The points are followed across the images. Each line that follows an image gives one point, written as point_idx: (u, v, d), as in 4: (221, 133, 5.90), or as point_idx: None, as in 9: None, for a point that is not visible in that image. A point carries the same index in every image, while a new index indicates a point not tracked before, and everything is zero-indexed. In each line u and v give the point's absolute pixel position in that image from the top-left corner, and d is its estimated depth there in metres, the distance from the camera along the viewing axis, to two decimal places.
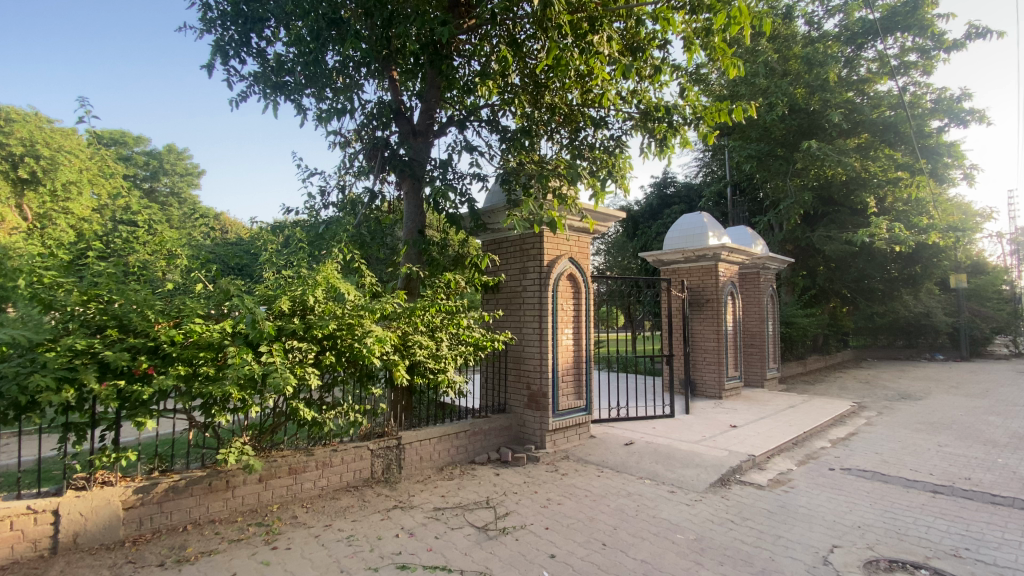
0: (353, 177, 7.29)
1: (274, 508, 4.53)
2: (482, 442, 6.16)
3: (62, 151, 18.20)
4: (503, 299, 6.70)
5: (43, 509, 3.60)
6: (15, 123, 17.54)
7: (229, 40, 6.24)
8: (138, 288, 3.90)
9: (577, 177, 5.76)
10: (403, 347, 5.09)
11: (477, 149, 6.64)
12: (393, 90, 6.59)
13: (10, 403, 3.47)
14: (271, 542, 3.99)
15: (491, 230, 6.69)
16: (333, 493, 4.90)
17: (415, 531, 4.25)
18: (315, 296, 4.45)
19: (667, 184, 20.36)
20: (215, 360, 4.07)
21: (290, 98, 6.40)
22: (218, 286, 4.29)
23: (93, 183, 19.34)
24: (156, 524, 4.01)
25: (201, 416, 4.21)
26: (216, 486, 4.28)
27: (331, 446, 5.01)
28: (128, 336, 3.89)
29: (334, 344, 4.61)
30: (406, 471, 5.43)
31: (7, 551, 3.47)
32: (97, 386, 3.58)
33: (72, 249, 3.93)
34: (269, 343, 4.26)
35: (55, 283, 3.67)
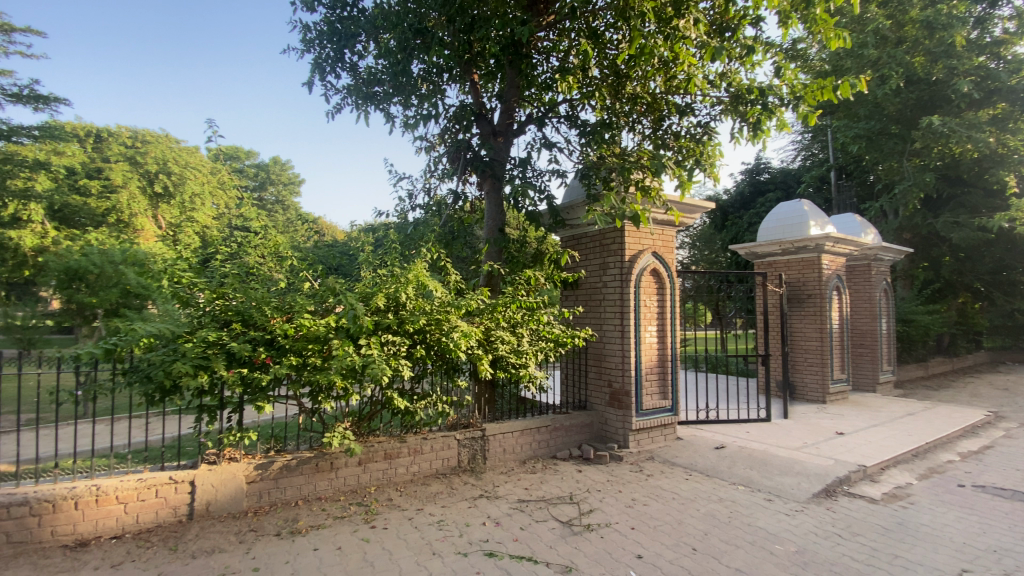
0: (437, 180, 7.57)
1: (372, 490, 4.86)
2: (564, 438, 6.16)
3: (189, 167, 20.63)
4: (582, 296, 6.65)
5: (182, 480, 4.14)
6: (151, 145, 20.34)
7: (326, 57, 6.75)
8: (256, 287, 4.35)
9: (662, 167, 5.57)
10: (487, 343, 5.23)
11: (556, 146, 6.62)
12: (474, 93, 6.74)
13: (157, 387, 4.03)
14: (370, 521, 4.29)
15: (570, 225, 6.66)
16: (424, 479, 5.16)
17: (501, 521, 4.36)
18: (407, 293, 4.71)
19: (760, 170, 18.97)
20: (322, 352, 4.45)
21: (379, 108, 6.81)
22: (324, 284, 4.64)
23: (213, 195, 21.80)
24: (272, 498, 4.46)
25: (309, 402, 4.63)
26: (322, 467, 4.67)
27: (421, 434, 5.27)
28: (249, 330, 4.38)
29: (424, 339, 4.91)
30: (490, 462, 5.58)
31: (154, 515, 4.04)
32: (226, 373, 4.08)
33: (201, 252, 4.48)
34: (368, 337, 4.57)
35: (191, 283, 4.23)
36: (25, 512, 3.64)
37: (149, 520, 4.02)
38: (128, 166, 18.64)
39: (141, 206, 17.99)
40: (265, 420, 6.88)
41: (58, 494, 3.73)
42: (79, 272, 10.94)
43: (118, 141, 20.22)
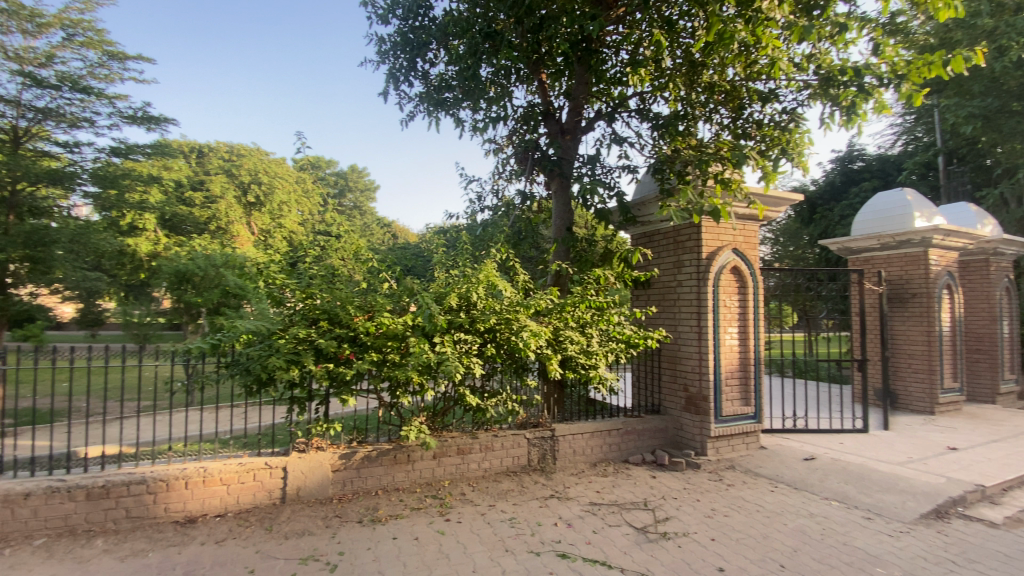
0: (506, 181, 7.65)
1: (445, 483, 4.99)
2: (636, 442, 5.99)
3: (277, 177, 22.40)
4: (656, 295, 6.43)
5: (275, 466, 4.47)
6: (245, 158, 22.29)
7: (400, 67, 7.03)
8: (341, 287, 4.62)
9: (744, 159, 5.28)
10: (557, 343, 5.20)
11: (627, 141, 6.45)
12: (542, 93, 6.72)
13: (255, 379, 4.39)
14: (445, 514, 4.40)
15: (642, 222, 6.46)
16: (495, 476, 5.23)
17: (573, 523, 4.31)
18: (478, 293, 4.79)
19: (853, 159, 17.49)
20: (400, 348, 4.66)
21: (450, 113, 6.99)
22: (401, 284, 4.83)
23: (299, 203, 23.51)
24: (355, 486, 4.70)
25: (388, 396, 4.84)
26: (399, 459, 4.86)
27: (492, 431, 5.34)
28: (335, 327, 4.64)
29: (494, 338, 4.97)
30: (561, 463, 5.55)
31: (252, 497, 4.40)
32: (314, 368, 4.37)
33: (291, 255, 4.82)
34: (441, 335, 4.71)
35: (283, 284, 4.58)
36: (143, 490, 4.07)
37: (248, 501, 4.38)
38: (226, 178, 20.53)
39: (237, 214, 19.74)
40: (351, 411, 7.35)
41: (171, 474, 4.14)
42: (187, 275, 12.17)
43: (216, 155, 22.27)
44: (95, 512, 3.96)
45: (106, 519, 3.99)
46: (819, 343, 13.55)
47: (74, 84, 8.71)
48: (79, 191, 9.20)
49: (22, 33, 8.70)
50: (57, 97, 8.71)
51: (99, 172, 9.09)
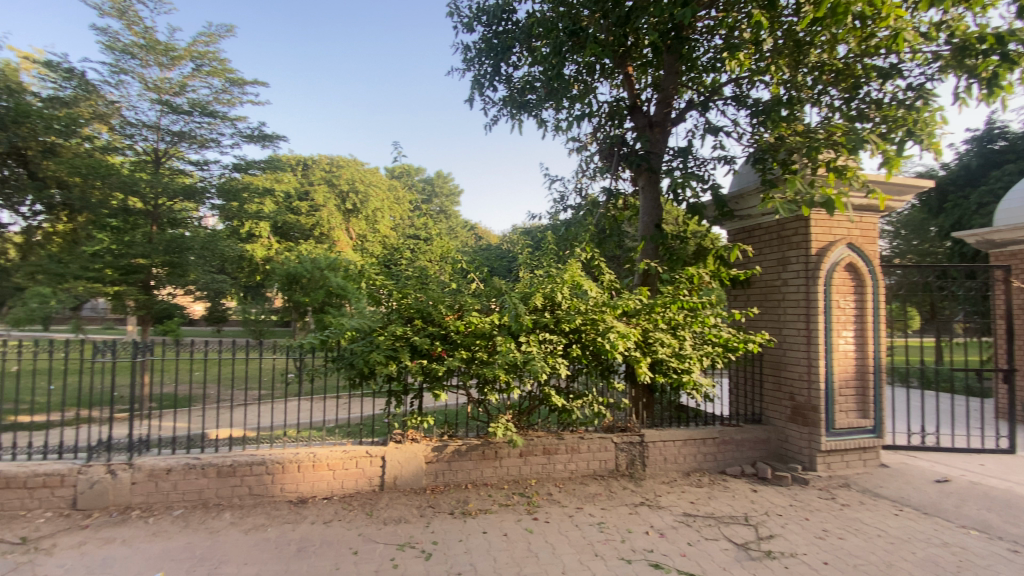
0: (590, 179, 7.53)
1: (532, 482, 5.00)
2: (734, 453, 5.62)
3: (372, 185, 23.97)
4: (756, 296, 5.98)
5: (375, 455, 4.74)
6: (343, 169, 24.11)
7: (485, 73, 7.19)
8: (433, 286, 4.80)
9: (861, 144, 4.79)
10: (645, 345, 5.01)
11: (721, 131, 6.08)
12: (628, 87, 6.53)
13: (358, 372, 4.70)
14: (532, 513, 4.42)
15: (739, 217, 6.06)
16: (582, 479, 5.16)
17: (666, 532, 4.13)
18: (563, 293, 4.73)
19: (993, 137, 15.14)
20: (488, 347, 4.77)
21: (533, 114, 7.03)
22: (489, 284, 4.91)
23: (391, 209, 24.96)
24: (446, 478, 4.87)
25: (477, 393, 4.96)
26: (488, 455, 4.96)
27: (579, 433, 5.27)
28: (428, 325, 4.84)
29: (580, 338, 4.90)
30: (651, 470, 5.35)
31: (354, 483, 4.70)
32: (409, 363, 4.61)
33: (387, 257, 5.07)
34: (528, 335, 4.73)
35: (381, 284, 4.82)
36: (263, 470, 4.51)
37: (351, 486, 4.70)
38: (328, 189, 22.33)
39: (337, 221, 21.35)
40: (444, 406, 7.63)
41: (285, 457, 4.55)
42: (297, 277, 13.33)
43: (319, 168, 24.23)
44: (224, 488, 4.45)
45: (232, 495, 4.46)
46: (952, 351, 11.87)
47: (202, 108, 9.88)
48: (207, 204, 10.42)
49: (160, 67, 10.03)
50: (190, 121, 9.94)
51: (224, 186, 10.28)
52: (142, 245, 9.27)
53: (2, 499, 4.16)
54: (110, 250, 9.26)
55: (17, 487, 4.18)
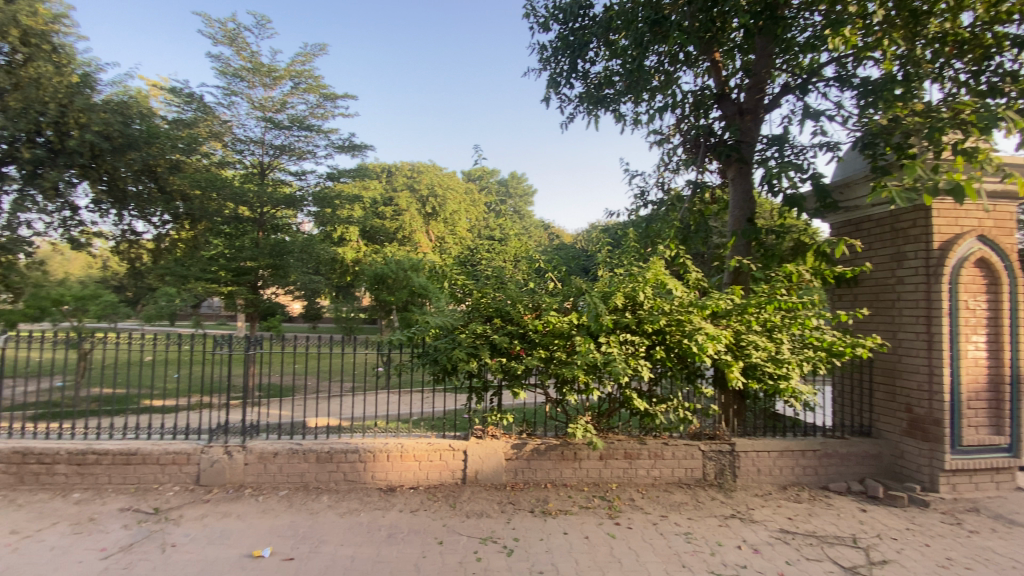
0: (672, 173, 7.23)
1: (613, 486, 4.89)
2: (839, 468, 5.14)
3: (449, 189, 24.81)
4: (864, 296, 5.43)
5: (457, 449, 4.87)
6: (423, 175, 25.16)
7: (562, 70, 7.14)
8: (511, 285, 4.83)
9: (997, 121, 4.20)
10: (736, 348, 4.74)
11: (824, 115, 5.57)
12: (715, 74, 6.26)
13: (441, 368, 4.86)
14: (614, 517, 4.31)
15: (845, 209, 5.58)
16: (666, 486, 4.96)
17: (760, 548, 3.86)
18: (645, 293, 4.54)
19: None
20: (567, 346, 4.73)
21: (611, 109, 6.88)
22: (567, 283, 4.83)
23: (467, 211, 25.66)
24: (525, 476, 4.89)
25: (555, 393, 4.93)
26: (567, 456, 4.91)
27: (662, 438, 5.07)
28: (506, 324, 4.88)
29: (664, 340, 4.71)
30: (742, 481, 5.03)
31: (438, 475, 4.87)
32: (490, 361, 4.70)
33: (467, 256, 5.16)
34: (607, 335, 4.61)
35: (463, 284, 4.93)
36: (356, 458, 4.80)
37: (435, 478, 4.86)
38: (409, 194, 23.41)
39: (418, 224, 22.30)
40: (523, 405, 7.68)
41: (376, 447, 4.81)
42: (383, 277, 14.07)
43: (401, 175, 25.54)
44: (322, 473, 4.78)
45: (330, 480, 4.79)
46: None
47: (301, 123, 10.73)
48: (305, 211, 11.30)
49: (264, 87, 11.03)
50: (290, 136, 10.84)
51: (319, 194, 11.09)
52: (251, 249, 10.30)
53: (141, 472, 4.74)
54: (224, 254, 10.36)
55: (152, 463, 4.75)
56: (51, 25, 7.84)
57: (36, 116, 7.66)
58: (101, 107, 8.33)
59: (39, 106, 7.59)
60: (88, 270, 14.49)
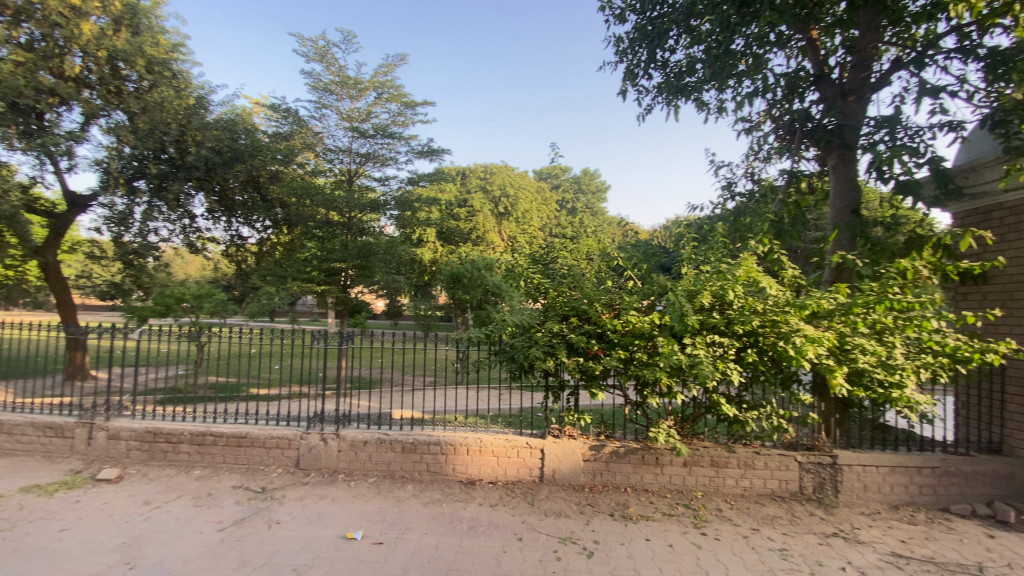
0: (762, 162, 6.78)
1: (699, 495, 4.66)
2: (963, 489, 4.56)
3: (521, 189, 25.04)
4: (995, 294, 4.76)
5: (535, 447, 4.88)
6: (495, 176, 25.63)
7: (639, 61, 6.93)
8: (589, 283, 4.74)
9: None
10: (840, 353, 4.34)
11: (944, 91, 4.95)
12: (812, 54, 5.79)
13: (518, 366, 4.87)
14: (700, 527, 4.11)
15: (971, 196, 4.92)
16: (757, 498, 4.64)
17: (869, 572, 3.50)
18: (735, 291, 4.27)
19: None
20: (648, 347, 4.58)
21: (692, 98, 6.58)
22: (649, 281, 4.67)
23: (539, 210, 25.83)
24: (604, 479, 4.80)
25: (636, 395, 4.78)
26: (648, 460, 4.76)
27: (753, 447, 4.76)
28: (584, 323, 4.81)
29: (756, 342, 4.42)
30: (844, 497, 4.61)
31: (516, 472, 4.91)
32: (567, 360, 4.66)
33: (542, 254, 5.13)
34: (693, 336, 4.41)
35: (539, 283, 4.91)
36: (438, 450, 4.96)
37: (514, 475, 4.91)
38: (483, 195, 23.92)
39: (491, 224, 22.71)
40: (599, 406, 7.57)
41: (456, 441, 4.94)
42: (458, 277, 14.48)
43: (475, 176, 26.18)
44: (407, 463, 5.00)
45: (414, 470, 5.00)
46: None
47: (383, 131, 11.29)
48: (388, 215, 11.89)
49: (351, 99, 11.75)
50: (374, 143, 11.46)
51: (401, 198, 11.64)
52: (341, 251, 11.05)
53: (250, 454, 5.23)
54: (316, 256, 11.19)
55: (259, 446, 5.22)
56: (170, 53, 8.91)
57: (161, 136, 8.68)
58: (213, 126, 9.30)
59: (162, 127, 8.59)
60: (201, 270, 16.18)
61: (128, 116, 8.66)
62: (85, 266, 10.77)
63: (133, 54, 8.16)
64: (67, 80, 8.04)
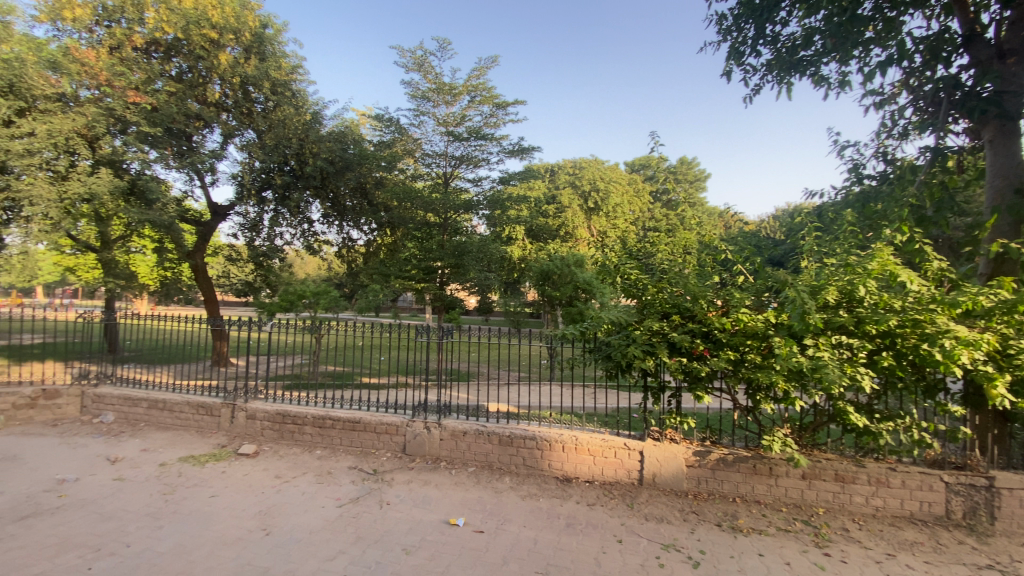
0: (898, 140, 5.98)
1: (820, 511, 4.23)
2: None
3: (613, 182, 24.48)
4: None
5: (634, 448, 4.74)
6: (586, 170, 25.29)
7: (746, 38, 6.41)
8: (692, 278, 4.48)
9: None
10: (1002, 358, 3.72)
11: None
12: (960, 12, 5.00)
13: (616, 365, 4.74)
14: (822, 547, 3.73)
15: None
16: (892, 520, 4.12)
17: None
18: (867, 287, 3.80)
19: None
20: (761, 349, 4.24)
21: (809, 73, 5.96)
22: (762, 277, 4.33)
23: (631, 204, 25.13)
24: (710, 486, 4.53)
25: (746, 400, 4.46)
26: (760, 470, 4.41)
27: (887, 462, 4.23)
28: (687, 321, 4.57)
29: (892, 345, 3.92)
30: (1005, 526, 3.95)
31: (614, 473, 4.80)
32: (669, 361, 4.45)
33: (640, 250, 4.92)
34: (815, 338, 4.01)
35: (637, 279, 4.71)
36: (535, 445, 5.01)
37: (611, 475, 4.81)
38: (573, 190, 23.75)
39: (581, 220, 22.46)
40: (700, 409, 7.16)
41: (552, 437, 4.96)
42: (549, 274, 14.49)
43: (565, 172, 26.09)
44: (505, 456, 5.11)
45: (511, 463, 5.09)
46: None
47: (477, 133, 11.62)
48: (479, 214, 12.20)
49: (446, 104, 12.26)
50: (468, 146, 11.86)
51: (493, 198, 11.98)
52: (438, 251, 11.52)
53: (363, 438, 5.66)
54: (415, 256, 11.82)
55: (371, 431, 5.64)
56: (291, 75, 9.88)
57: (284, 151, 9.67)
58: (326, 139, 10.05)
59: (285, 142, 9.54)
60: (318, 269, 17.85)
61: (257, 134, 9.78)
62: (225, 267, 12.32)
63: (261, 77, 9.21)
64: (209, 105, 9.28)
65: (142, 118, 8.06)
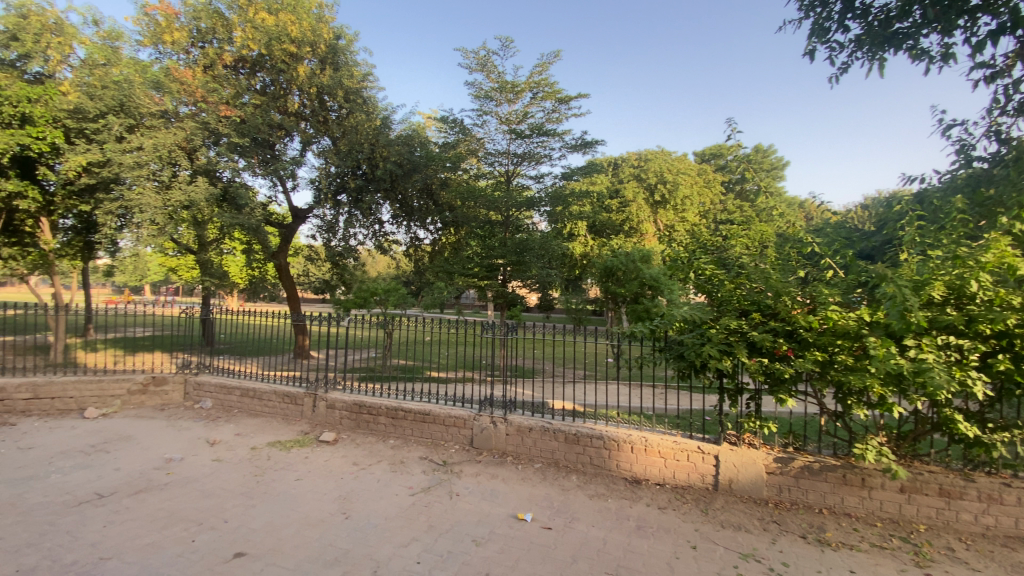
0: (1016, 116, 5.27)
1: (921, 528, 3.85)
2: None
3: (681, 173, 23.53)
4: None
5: (708, 452, 4.54)
6: (652, 161, 24.47)
7: (831, 14, 5.91)
8: (774, 273, 4.21)
9: None
10: None
11: None
12: None
13: (689, 364, 4.56)
14: (925, 567, 3.39)
15: None
16: (1009, 542, 3.68)
17: None
18: (981, 283, 3.39)
19: None
20: (853, 350, 3.91)
21: (905, 47, 5.39)
22: (854, 271, 4.00)
23: (701, 195, 24.03)
24: (793, 496, 4.26)
25: (834, 404, 4.15)
26: (851, 481, 4.08)
27: (1002, 478, 3.78)
28: (767, 319, 4.31)
29: (1012, 346, 3.49)
30: None
31: (686, 476, 4.64)
32: (748, 361, 4.21)
33: (715, 244, 4.69)
34: (917, 338, 3.65)
35: (712, 275, 4.50)
36: (602, 444, 4.95)
37: (683, 478, 4.65)
38: (638, 183, 23.08)
39: (646, 213, 21.79)
40: (779, 413, 6.73)
41: (620, 437, 4.87)
42: (613, 270, 14.20)
43: (630, 165, 25.40)
44: (571, 453, 5.08)
45: (578, 461, 5.06)
46: None
47: (539, 130, 11.57)
48: (540, 211, 12.17)
49: (509, 102, 12.33)
50: (530, 143, 11.86)
51: (554, 194, 11.71)
52: (501, 248, 11.62)
53: (432, 430, 5.85)
54: (478, 254, 12.02)
55: (440, 423, 5.81)
56: (361, 83, 10.19)
57: (357, 155, 10.18)
58: (395, 143, 10.53)
59: (357, 147, 10.08)
60: (388, 267, 18.59)
61: (332, 140, 10.34)
62: (304, 266, 13.14)
63: (335, 86, 9.67)
64: (290, 115, 9.91)
65: (233, 130, 8.74)
